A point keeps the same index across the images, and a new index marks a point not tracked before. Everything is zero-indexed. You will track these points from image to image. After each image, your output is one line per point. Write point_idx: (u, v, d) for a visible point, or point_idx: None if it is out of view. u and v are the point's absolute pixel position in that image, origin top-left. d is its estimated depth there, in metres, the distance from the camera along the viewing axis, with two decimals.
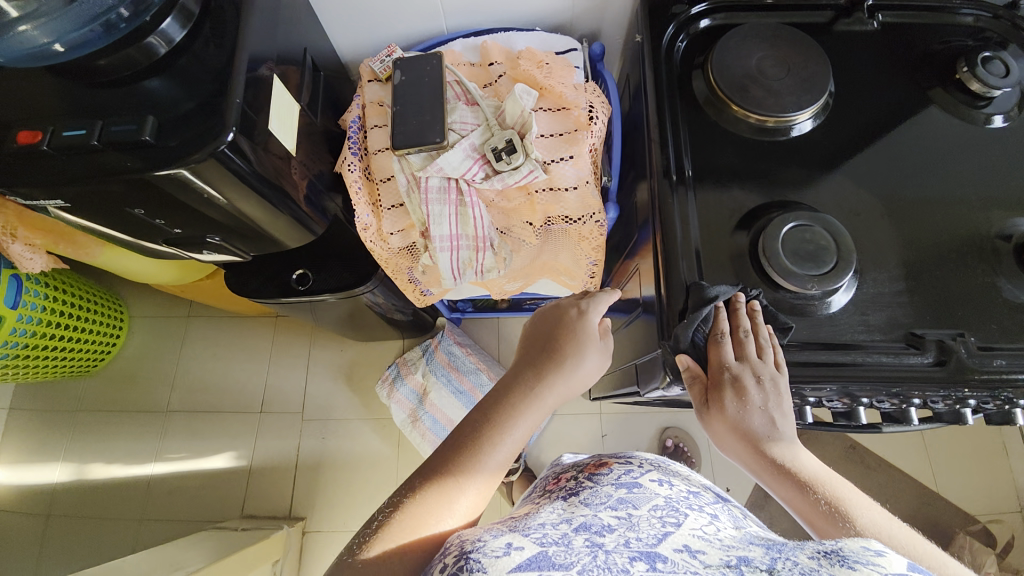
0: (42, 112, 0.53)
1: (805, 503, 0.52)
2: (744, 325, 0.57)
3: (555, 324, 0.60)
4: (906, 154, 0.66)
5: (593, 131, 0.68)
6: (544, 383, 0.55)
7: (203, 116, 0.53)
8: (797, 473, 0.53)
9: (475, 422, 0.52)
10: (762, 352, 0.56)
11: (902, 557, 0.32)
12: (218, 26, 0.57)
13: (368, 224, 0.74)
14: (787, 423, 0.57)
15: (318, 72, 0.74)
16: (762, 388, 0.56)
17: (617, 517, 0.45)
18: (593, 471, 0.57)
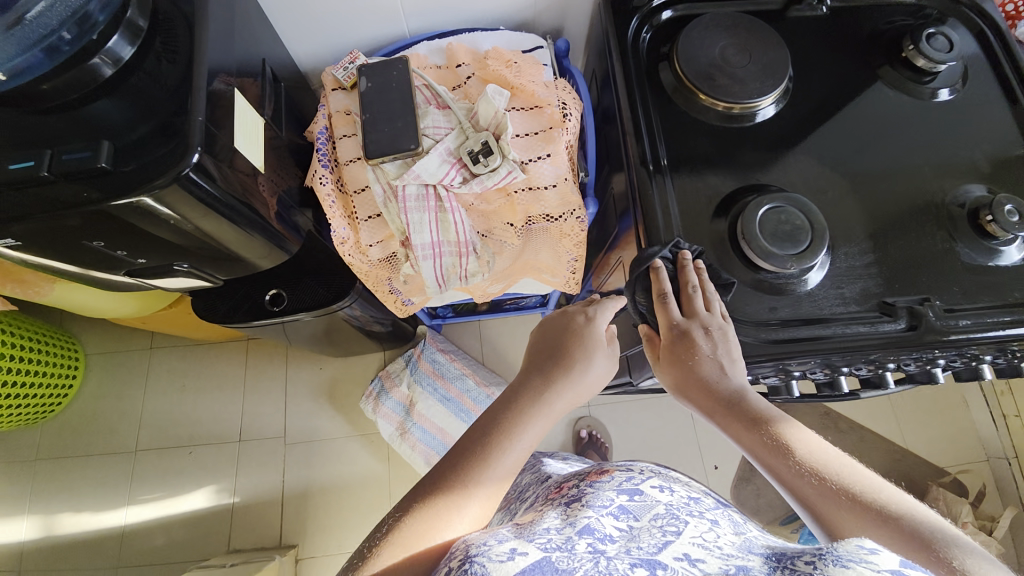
0: None
1: (753, 439, 0.51)
2: (691, 279, 0.58)
3: (563, 328, 0.60)
4: (865, 132, 0.70)
5: (568, 128, 0.68)
6: (553, 388, 0.55)
7: (164, 138, 0.50)
8: (746, 413, 0.52)
9: (485, 427, 0.51)
10: (709, 304, 0.57)
11: (895, 554, 0.33)
12: (170, 41, 0.54)
13: (345, 237, 0.71)
14: (738, 371, 0.55)
15: (278, 83, 0.71)
16: (710, 337, 0.56)
17: (619, 529, 0.45)
18: (594, 479, 0.54)
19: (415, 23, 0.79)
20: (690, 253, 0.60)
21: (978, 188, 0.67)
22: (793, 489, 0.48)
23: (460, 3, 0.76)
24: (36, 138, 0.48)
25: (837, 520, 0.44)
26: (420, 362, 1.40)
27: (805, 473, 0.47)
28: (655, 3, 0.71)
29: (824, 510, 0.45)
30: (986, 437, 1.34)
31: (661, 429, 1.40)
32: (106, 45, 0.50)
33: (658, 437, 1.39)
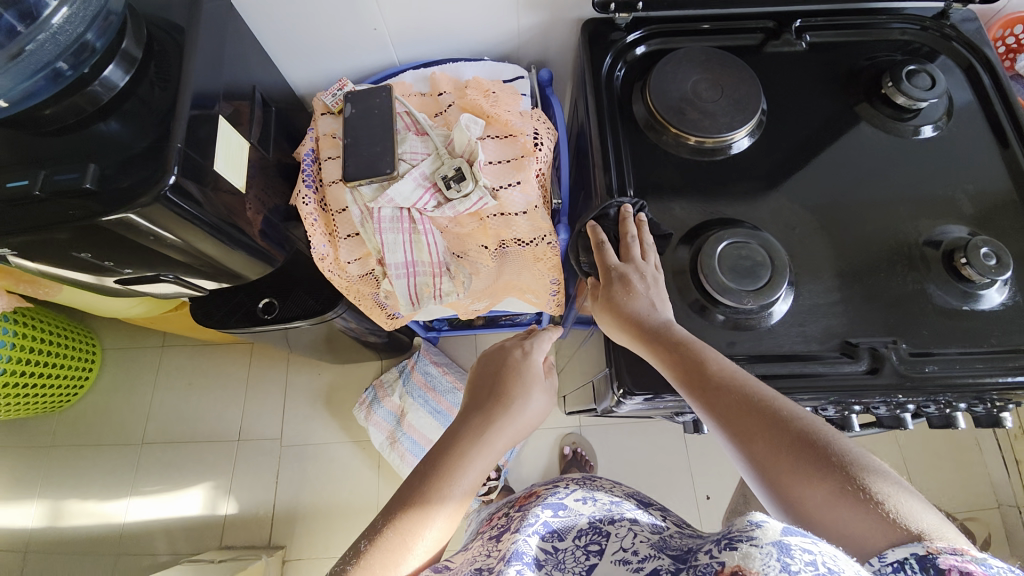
0: None
1: (673, 362, 0.51)
2: (631, 230, 0.60)
3: (499, 365, 0.61)
4: (839, 168, 0.69)
5: (539, 157, 0.70)
6: (492, 428, 0.55)
7: (148, 160, 0.54)
8: (670, 339, 0.53)
9: (421, 475, 0.51)
10: (646, 253, 0.59)
11: (778, 521, 0.32)
12: (162, 69, 0.59)
13: (324, 253, 0.75)
14: (667, 308, 0.57)
15: (270, 107, 0.76)
16: (644, 281, 0.58)
17: (544, 552, 0.47)
18: (522, 503, 0.56)
19: (405, 52, 0.83)
20: (633, 208, 0.62)
21: (956, 229, 0.65)
22: (705, 405, 0.48)
23: (446, 33, 0.80)
24: (34, 158, 0.53)
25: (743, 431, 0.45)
26: (413, 373, 1.42)
27: (716, 390, 0.48)
28: (628, 39, 0.75)
29: (732, 421, 0.46)
30: (999, 481, 1.26)
31: (651, 454, 1.38)
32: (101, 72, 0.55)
33: (648, 462, 1.37)
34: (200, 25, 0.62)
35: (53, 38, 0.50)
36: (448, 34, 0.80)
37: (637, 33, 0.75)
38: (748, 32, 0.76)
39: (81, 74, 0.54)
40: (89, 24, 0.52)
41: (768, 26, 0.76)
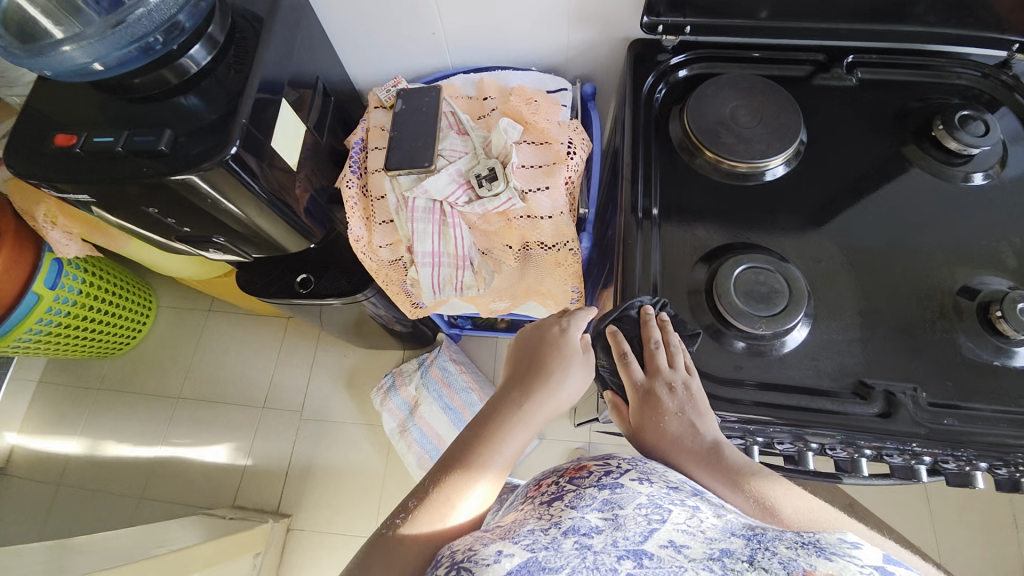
0: (81, 120, 0.61)
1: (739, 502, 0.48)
2: (654, 336, 0.57)
3: (538, 341, 0.61)
4: (875, 207, 0.68)
5: (570, 165, 0.73)
6: (532, 401, 0.57)
7: (215, 131, 0.60)
8: (727, 471, 0.50)
9: (464, 443, 0.55)
10: (672, 360, 0.57)
11: (876, 549, 0.35)
12: (240, 54, 0.65)
13: (359, 236, 0.80)
14: (709, 425, 0.54)
15: (329, 97, 0.82)
16: (676, 395, 0.55)
17: (604, 519, 0.42)
18: (573, 475, 0.48)
19: (458, 57, 0.88)
20: (653, 307, 0.60)
21: (996, 282, 0.62)
22: None
23: (498, 43, 0.84)
24: (121, 121, 0.61)
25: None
26: (432, 367, 1.46)
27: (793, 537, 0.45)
28: (672, 62, 0.76)
29: None
30: None
31: None
32: (187, 51, 0.61)
33: None
34: (276, 17, 0.68)
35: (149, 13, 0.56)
36: (500, 43, 0.85)
37: (681, 56, 0.77)
38: (796, 64, 0.76)
39: (169, 52, 0.60)
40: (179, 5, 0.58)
41: (818, 58, 0.76)
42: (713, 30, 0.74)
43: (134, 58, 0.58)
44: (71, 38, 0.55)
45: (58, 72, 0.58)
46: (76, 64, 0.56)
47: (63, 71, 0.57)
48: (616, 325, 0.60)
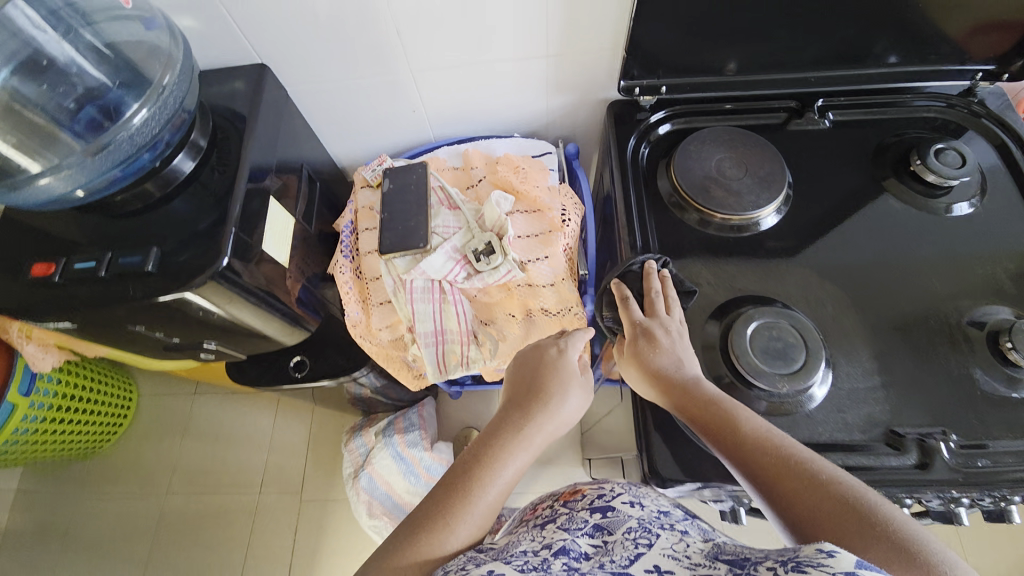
0: (58, 245, 0.58)
1: (709, 415, 0.51)
2: (654, 285, 0.60)
3: (535, 363, 0.60)
4: (870, 245, 0.69)
5: (567, 233, 0.73)
6: (532, 423, 0.55)
7: (204, 242, 0.58)
8: (704, 394, 0.52)
9: (462, 467, 0.52)
10: (670, 308, 0.59)
11: (852, 555, 0.31)
12: (222, 157, 0.64)
13: (357, 320, 0.78)
14: (695, 363, 0.56)
15: (314, 183, 0.81)
16: (670, 336, 0.57)
17: (593, 546, 0.45)
18: (568, 498, 0.52)
19: (439, 130, 0.88)
20: (656, 264, 0.63)
21: (1000, 311, 0.63)
22: (751, 466, 0.46)
23: (479, 115, 0.86)
24: (102, 242, 0.58)
25: (789, 488, 0.44)
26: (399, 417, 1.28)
27: (755, 446, 0.47)
28: (652, 120, 0.78)
29: (788, 492, 0.43)
30: None
31: None
32: (172, 162, 0.60)
33: None
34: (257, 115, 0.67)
35: (131, 137, 0.54)
36: (481, 114, 0.86)
37: (661, 113, 0.78)
38: (771, 112, 0.78)
39: (151, 166, 0.59)
40: (162, 126, 0.56)
41: (790, 105, 0.78)
42: (688, 87, 0.76)
43: (117, 182, 0.57)
44: (50, 169, 0.53)
45: (32, 201, 0.55)
46: (56, 193, 0.54)
47: (43, 201, 0.55)
48: (621, 279, 0.64)
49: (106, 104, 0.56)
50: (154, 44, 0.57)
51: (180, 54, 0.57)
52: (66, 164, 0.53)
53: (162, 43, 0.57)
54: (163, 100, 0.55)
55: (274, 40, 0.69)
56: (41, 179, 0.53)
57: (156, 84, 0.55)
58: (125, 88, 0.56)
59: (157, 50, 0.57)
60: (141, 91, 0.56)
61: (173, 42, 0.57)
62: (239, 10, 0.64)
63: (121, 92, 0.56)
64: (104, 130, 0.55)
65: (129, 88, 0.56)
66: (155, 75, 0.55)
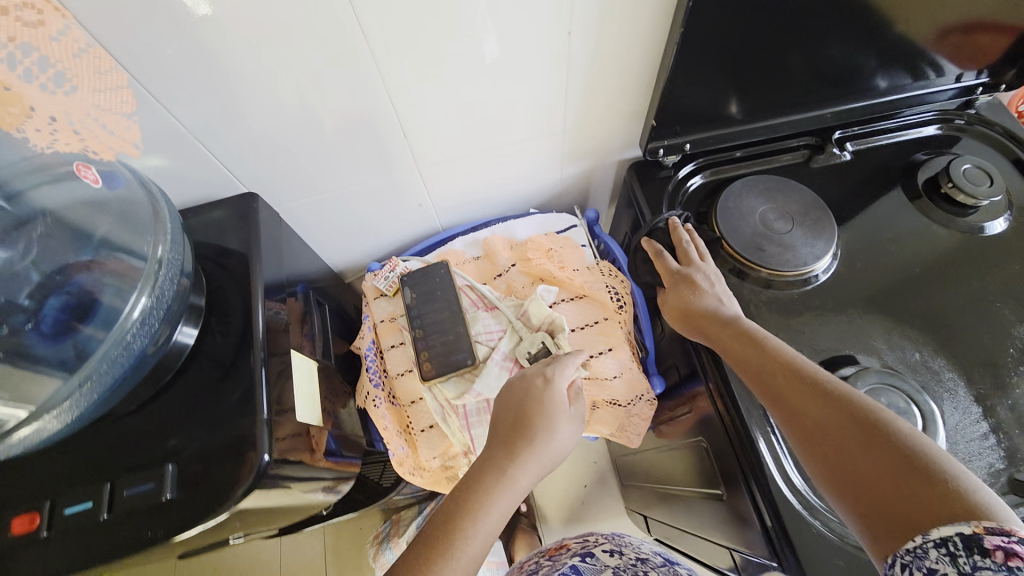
0: (40, 486, 0.46)
1: (743, 344, 0.54)
2: (683, 237, 0.65)
3: (521, 395, 0.54)
4: (926, 277, 0.68)
5: (624, 318, 0.67)
6: (518, 465, 0.49)
7: (229, 447, 0.47)
8: (743, 327, 0.56)
9: (444, 509, 0.46)
10: (704, 256, 0.63)
11: None
12: (223, 316, 0.54)
13: (403, 456, 0.67)
14: (734, 304, 0.60)
15: (322, 306, 0.71)
16: (707, 279, 0.62)
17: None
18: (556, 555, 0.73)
19: (448, 217, 0.80)
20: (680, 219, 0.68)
21: None
22: (776, 382, 0.50)
23: (490, 196, 0.79)
24: (99, 471, 0.46)
25: (806, 404, 0.47)
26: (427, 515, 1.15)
27: (782, 372, 0.50)
28: (681, 175, 0.75)
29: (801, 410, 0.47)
30: None
31: None
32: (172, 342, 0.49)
33: None
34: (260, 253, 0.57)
35: (135, 335, 0.45)
36: (491, 195, 0.79)
37: (688, 166, 0.75)
38: (792, 151, 0.77)
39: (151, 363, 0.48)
40: (161, 316, 0.47)
41: (808, 142, 0.77)
42: (711, 140, 0.73)
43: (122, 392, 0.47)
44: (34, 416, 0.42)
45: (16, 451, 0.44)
46: (46, 438, 0.43)
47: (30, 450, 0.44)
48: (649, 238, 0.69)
49: (87, 296, 0.46)
50: (129, 205, 0.47)
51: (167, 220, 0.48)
52: (62, 396, 0.43)
53: (140, 204, 0.47)
54: (162, 278, 0.46)
55: (265, 155, 0.59)
56: (30, 427, 0.42)
57: (150, 261, 0.46)
58: (107, 273, 0.46)
59: (137, 216, 0.47)
60: (130, 274, 0.46)
61: (153, 201, 0.48)
62: (222, 137, 0.54)
63: (99, 285, 0.46)
64: (92, 335, 0.44)
65: (110, 271, 0.46)
66: (144, 249, 0.46)
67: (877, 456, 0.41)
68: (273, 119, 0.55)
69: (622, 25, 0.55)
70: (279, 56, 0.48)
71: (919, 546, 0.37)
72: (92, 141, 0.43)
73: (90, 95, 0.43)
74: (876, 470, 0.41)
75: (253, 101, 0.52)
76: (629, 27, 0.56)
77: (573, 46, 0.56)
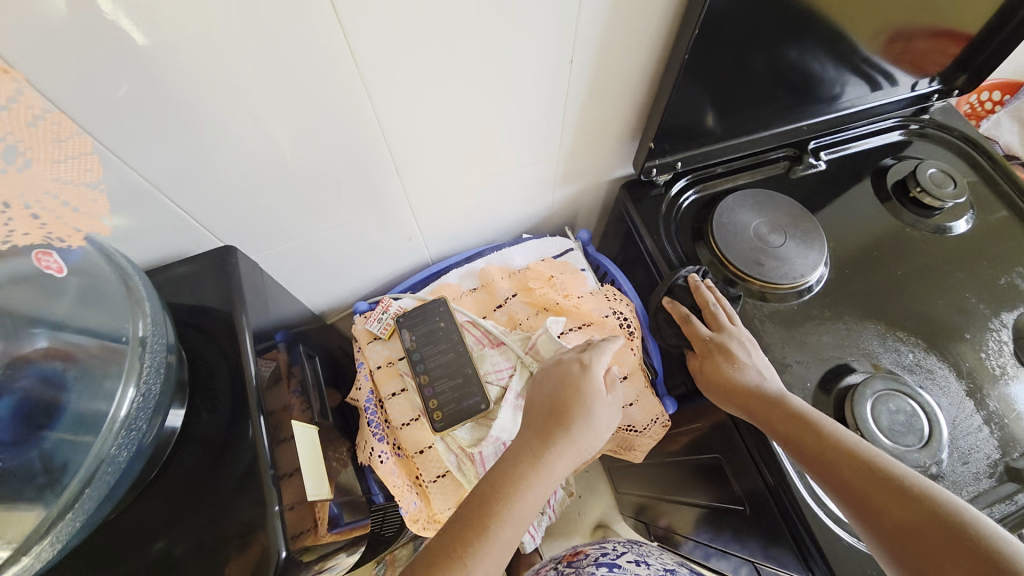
0: None
1: (789, 422, 0.52)
2: (711, 298, 0.64)
3: (557, 382, 0.54)
4: (906, 279, 0.71)
5: (634, 344, 0.66)
6: (553, 450, 0.49)
7: (233, 545, 0.42)
8: (788, 402, 0.54)
9: (476, 496, 0.46)
10: (734, 319, 0.63)
11: None
12: (207, 387, 0.48)
13: (417, 512, 0.62)
14: (773, 373, 0.59)
15: (309, 359, 0.66)
16: (743, 347, 0.61)
17: None
18: (575, 561, 0.74)
19: (437, 248, 0.76)
20: (698, 275, 0.67)
21: None
22: (835, 468, 0.49)
23: (481, 225, 0.76)
24: None
25: (868, 492, 0.46)
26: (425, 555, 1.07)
27: (838, 455, 0.49)
28: (672, 192, 0.75)
29: (864, 498, 0.46)
30: None
31: None
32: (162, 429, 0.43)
33: None
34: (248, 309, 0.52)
35: (125, 439, 0.39)
36: (483, 224, 0.76)
37: (678, 184, 0.76)
38: (772, 164, 0.79)
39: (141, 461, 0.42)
40: (151, 405, 0.41)
41: (785, 154, 0.80)
42: (700, 157, 0.73)
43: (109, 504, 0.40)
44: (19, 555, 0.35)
45: None
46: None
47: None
48: (672, 297, 0.67)
49: (48, 400, 0.37)
50: (101, 287, 0.41)
51: (142, 296, 0.43)
52: (47, 529, 0.36)
53: (112, 285, 0.42)
54: (150, 365, 0.41)
55: (247, 202, 0.53)
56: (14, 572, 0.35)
57: (131, 343, 0.40)
58: (80, 368, 0.39)
59: (107, 296, 0.41)
60: (110, 364, 0.40)
61: (123, 276, 0.43)
62: (195, 188, 0.48)
63: (73, 382, 0.38)
64: (74, 447, 0.37)
65: (83, 362, 0.39)
66: (121, 333, 0.41)
67: (959, 559, 0.40)
68: (258, 161, 0.49)
69: (623, 50, 0.55)
70: (269, 94, 0.43)
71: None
72: (54, 223, 0.36)
73: (47, 168, 0.35)
74: (953, 564, 0.40)
75: (231, 146, 0.47)
76: (630, 52, 0.55)
77: (573, 74, 0.55)
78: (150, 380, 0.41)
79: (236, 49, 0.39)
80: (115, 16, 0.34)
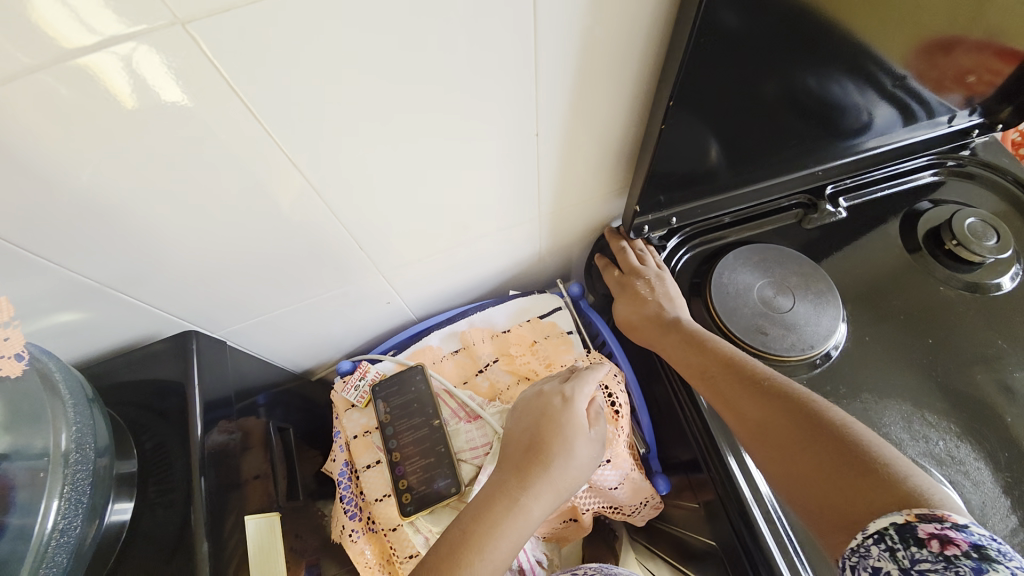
0: None
1: (679, 348, 0.57)
2: (622, 244, 0.68)
3: (535, 417, 0.50)
4: (937, 347, 0.63)
5: (621, 426, 0.60)
6: (529, 491, 0.46)
7: None
8: (684, 328, 0.58)
9: (449, 542, 0.43)
10: (643, 259, 0.66)
11: (920, 539, 0.33)
12: (159, 482, 0.46)
13: None
14: (678, 305, 0.62)
15: (284, 431, 0.64)
16: (650, 284, 0.64)
17: None
18: None
19: (420, 306, 0.74)
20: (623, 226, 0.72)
21: None
22: (711, 381, 0.52)
23: (465, 281, 0.73)
24: None
25: (739, 400, 0.49)
26: None
27: (713, 368, 0.53)
28: (668, 248, 0.69)
29: (734, 406, 0.49)
30: None
31: None
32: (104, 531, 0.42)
33: None
34: (211, 396, 0.51)
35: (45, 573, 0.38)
36: (467, 280, 0.73)
37: (676, 238, 0.70)
38: (783, 212, 0.72)
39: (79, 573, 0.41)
40: (79, 515, 0.40)
41: (799, 200, 0.73)
42: (699, 210, 0.67)
43: None
44: None
45: None
46: None
47: None
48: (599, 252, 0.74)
49: None
50: (29, 407, 0.40)
51: (67, 402, 0.42)
52: None
53: (39, 402, 0.41)
54: (72, 484, 0.40)
55: (212, 286, 0.52)
56: None
57: (52, 460, 0.39)
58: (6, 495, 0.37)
59: (35, 418, 0.40)
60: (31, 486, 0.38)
61: (49, 385, 0.42)
62: (151, 276, 0.47)
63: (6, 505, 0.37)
64: None
65: (14, 487, 0.37)
66: (40, 451, 0.39)
67: (810, 441, 0.42)
68: (211, 249, 0.48)
69: (599, 115, 0.51)
70: (219, 193, 0.42)
71: (863, 544, 0.36)
72: None
73: None
74: (804, 452, 0.42)
75: (177, 235, 0.44)
76: (611, 112, 0.51)
77: (541, 145, 0.52)
78: (76, 497, 0.40)
79: (177, 151, 0.38)
80: (47, 135, 0.33)
